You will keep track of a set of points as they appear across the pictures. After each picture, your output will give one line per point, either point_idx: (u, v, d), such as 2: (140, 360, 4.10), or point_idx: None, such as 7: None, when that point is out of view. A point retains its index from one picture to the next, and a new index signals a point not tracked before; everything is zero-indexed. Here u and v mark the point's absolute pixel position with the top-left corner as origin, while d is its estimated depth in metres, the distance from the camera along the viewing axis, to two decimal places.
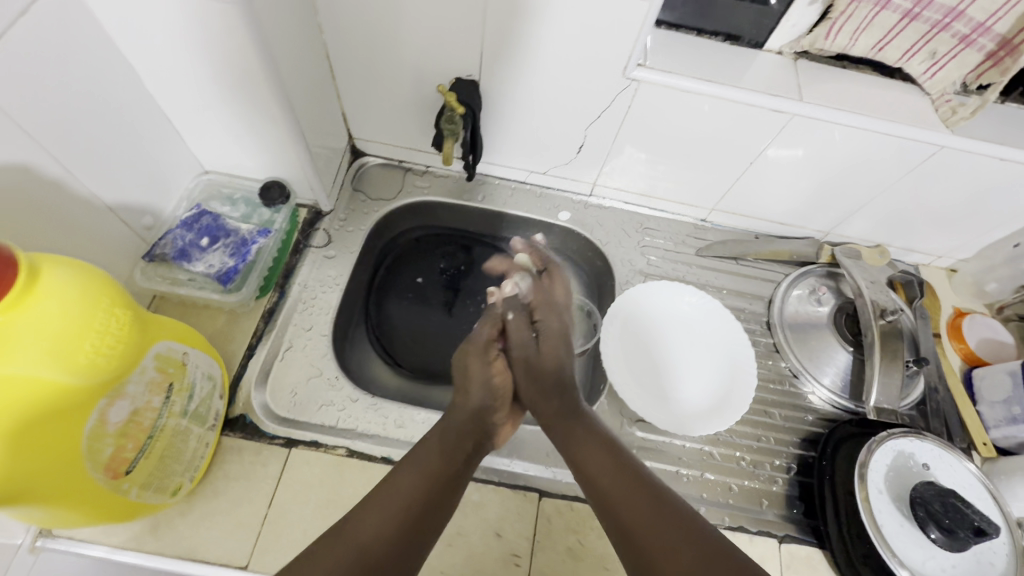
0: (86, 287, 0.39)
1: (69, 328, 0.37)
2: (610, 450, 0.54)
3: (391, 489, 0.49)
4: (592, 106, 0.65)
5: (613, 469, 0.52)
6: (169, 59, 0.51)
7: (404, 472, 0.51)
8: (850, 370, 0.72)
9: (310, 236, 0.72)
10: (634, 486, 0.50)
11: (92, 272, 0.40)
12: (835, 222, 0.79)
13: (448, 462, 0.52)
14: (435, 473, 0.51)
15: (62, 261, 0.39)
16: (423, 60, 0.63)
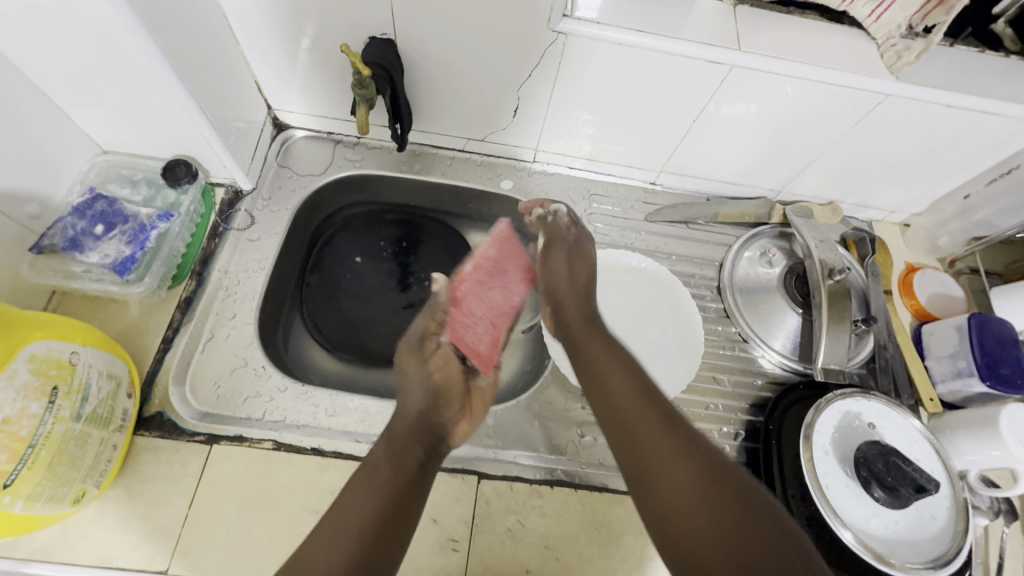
0: None
1: None
2: (644, 392, 0.53)
3: (344, 510, 0.44)
4: (522, 63, 0.60)
5: (641, 417, 0.50)
6: (25, 25, 0.44)
7: (368, 474, 0.47)
8: (800, 331, 0.70)
9: (230, 218, 0.67)
10: (661, 431, 0.49)
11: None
12: (786, 180, 0.76)
13: (398, 470, 0.48)
14: (384, 489, 0.46)
15: None
16: (332, 19, 0.57)
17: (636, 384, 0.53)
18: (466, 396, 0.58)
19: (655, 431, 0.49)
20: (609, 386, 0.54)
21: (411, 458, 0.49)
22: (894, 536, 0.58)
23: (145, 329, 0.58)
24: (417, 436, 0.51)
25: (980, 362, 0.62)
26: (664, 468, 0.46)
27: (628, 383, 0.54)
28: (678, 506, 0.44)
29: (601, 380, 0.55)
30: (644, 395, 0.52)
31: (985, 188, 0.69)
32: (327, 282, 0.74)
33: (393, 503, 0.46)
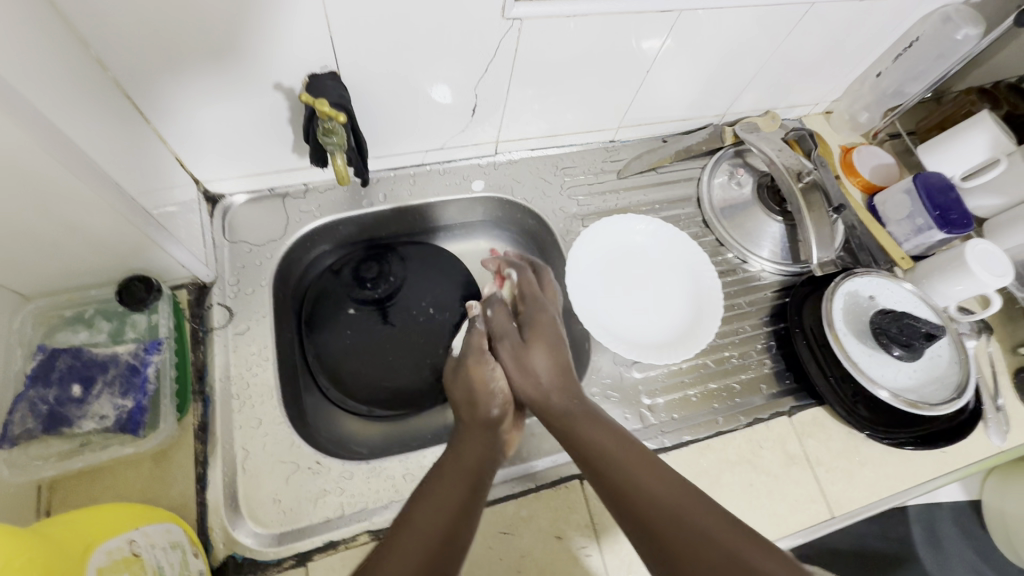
0: None
1: None
2: (624, 447, 0.48)
3: (427, 508, 0.44)
4: (477, 59, 0.57)
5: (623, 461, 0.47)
6: None
7: (437, 489, 0.46)
8: (785, 237, 0.76)
9: (206, 318, 0.58)
10: (635, 462, 0.47)
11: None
12: (729, 102, 0.80)
13: (463, 484, 0.47)
14: (452, 498, 0.45)
15: None
16: (260, 64, 0.50)
17: (622, 444, 0.48)
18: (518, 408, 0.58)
19: (640, 475, 0.45)
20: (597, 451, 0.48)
21: (474, 474, 0.48)
22: (917, 383, 0.65)
23: (172, 477, 0.50)
24: (485, 444, 0.52)
25: (935, 216, 0.71)
26: (659, 505, 0.43)
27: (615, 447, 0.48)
28: (671, 517, 0.41)
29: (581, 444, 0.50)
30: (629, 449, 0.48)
31: (894, 63, 0.77)
32: (330, 347, 0.68)
33: (461, 516, 0.44)
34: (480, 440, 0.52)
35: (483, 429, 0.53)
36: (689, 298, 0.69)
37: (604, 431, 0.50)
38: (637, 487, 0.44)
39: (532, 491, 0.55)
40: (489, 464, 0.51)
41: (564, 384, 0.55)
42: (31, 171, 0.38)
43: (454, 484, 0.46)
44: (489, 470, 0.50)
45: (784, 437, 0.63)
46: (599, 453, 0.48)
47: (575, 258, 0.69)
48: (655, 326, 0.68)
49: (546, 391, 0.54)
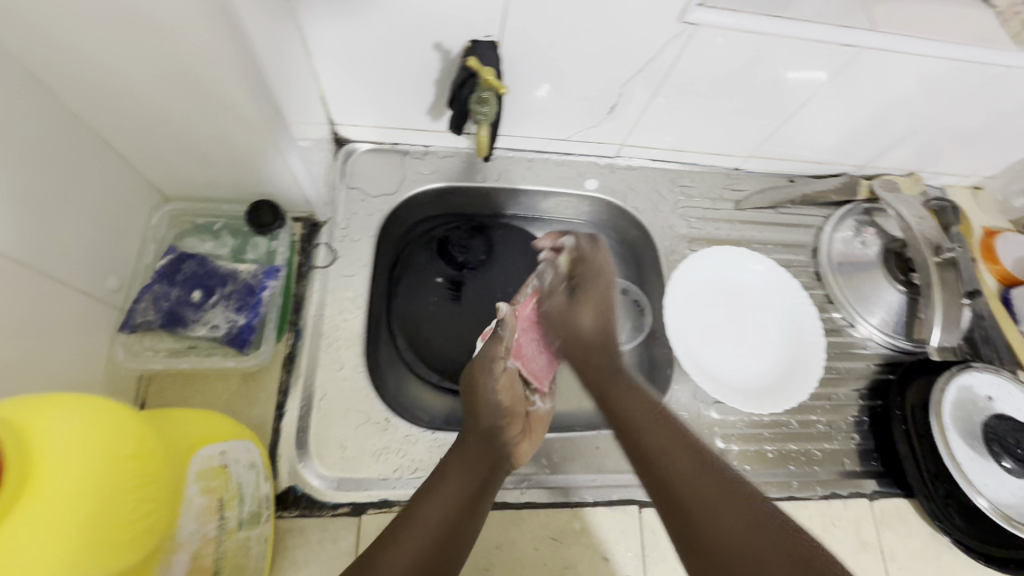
0: (106, 433, 0.27)
1: (111, 502, 0.26)
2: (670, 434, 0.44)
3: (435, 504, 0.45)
4: (635, 59, 0.55)
5: (651, 426, 0.45)
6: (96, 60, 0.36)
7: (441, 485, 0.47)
8: (904, 310, 0.70)
9: (312, 255, 0.60)
10: (667, 435, 0.44)
11: (95, 407, 0.28)
12: (873, 155, 0.74)
13: (465, 486, 0.47)
14: (457, 499, 0.46)
15: (64, 400, 0.27)
16: (429, 20, 0.50)
17: (652, 410, 0.46)
18: (527, 419, 0.56)
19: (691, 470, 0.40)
20: (631, 418, 0.46)
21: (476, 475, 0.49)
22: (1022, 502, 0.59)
23: (256, 398, 0.52)
24: (489, 451, 0.51)
25: None
26: (690, 493, 0.39)
27: (652, 418, 0.45)
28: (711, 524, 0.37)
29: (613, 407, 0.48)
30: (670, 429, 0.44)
31: None
32: (414, 310, 0.68)
33: (463, 518, 0.45)
34: (484, 443, 0.51)
35: (484, 436, 0.52)
36: (789, 350, 0.65)
37: (642, 395, 0.48)
38: (661, 457, 0.42)
39: (588, 505, 0.53)
40: (495, 470, 0.51)
41: (606, 334, 0.53)
42: (221, 83, 0.39)
43: (458, 492, 0.46)
44: (495, 475, 0.50)
45: (859, 521, 0.59)
46: (631, 416, 0.46)
47: (676, 281, 0.67)
48: (745, 370, 0.64)
49: (586, 346, 0.53)
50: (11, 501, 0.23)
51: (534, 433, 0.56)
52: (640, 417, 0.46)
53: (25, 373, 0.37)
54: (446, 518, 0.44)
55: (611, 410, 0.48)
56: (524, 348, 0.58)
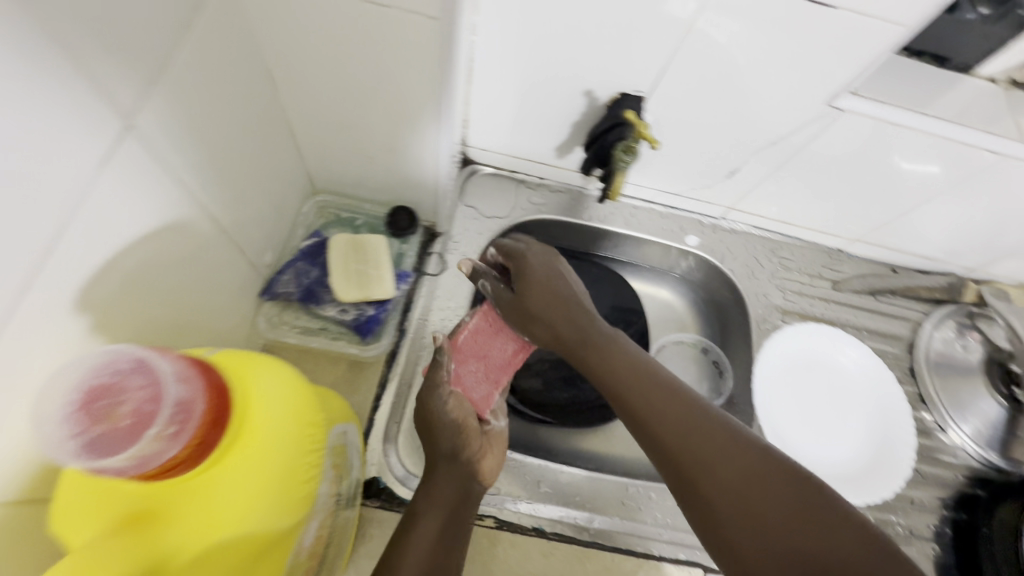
0: (290, 398, 0.34)
1: (283, 458, 0.32)
2: (673, 393, 0.43)
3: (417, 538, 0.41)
4: (771, 132, 0.57)
5: (644, 406, 0.43)
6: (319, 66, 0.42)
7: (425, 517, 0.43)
8: (1001, 424, 0.67)
9: (424, 262, 0.63)
10: (684, 418, 0.41)
11: (295, 385, 0.35)
12: (987, 261, 0.72)
13: (447, 520, 0.44)
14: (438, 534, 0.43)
15: (270, 364, 0.35)
16: (588, 69, 0.53)
17: (675, 398, 0.43)
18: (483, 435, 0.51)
19: (683, 426, 0.41)
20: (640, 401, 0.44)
21: (454, 508, 0.45)
22: None
23: (359, 386, 0.55)
24: (457, 478, 0.47)
25: None
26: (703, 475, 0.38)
27: (673, 405, 0.42)
28: (712, 478, 0.38)
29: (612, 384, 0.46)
30: (680, 398, 0.43)
31: None
32: None
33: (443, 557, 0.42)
34: (452, 476, 0.47)
35: (448, 457, 0.48)
36: (875, 441, 0.63)
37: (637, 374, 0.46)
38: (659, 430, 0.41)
39: (654, 558, 0.53)
40: (467, 503, 0.47)
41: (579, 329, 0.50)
42: (412, 101, 0.44)
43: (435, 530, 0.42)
44: (466, 509, 0.46)
45: None
46: (635, 399, 0.44)
47: (768, 349, 0.67)
48: (826, 453, 0.63)
49: (553, 328, 0.51)
50: (231, 442, 0.30)
51: (496, 457, 0.51)
52: (643, 400, 0.43)
53: (196, 325, 0.42)
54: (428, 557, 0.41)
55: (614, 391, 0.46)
56: (465, 378, 0.54)
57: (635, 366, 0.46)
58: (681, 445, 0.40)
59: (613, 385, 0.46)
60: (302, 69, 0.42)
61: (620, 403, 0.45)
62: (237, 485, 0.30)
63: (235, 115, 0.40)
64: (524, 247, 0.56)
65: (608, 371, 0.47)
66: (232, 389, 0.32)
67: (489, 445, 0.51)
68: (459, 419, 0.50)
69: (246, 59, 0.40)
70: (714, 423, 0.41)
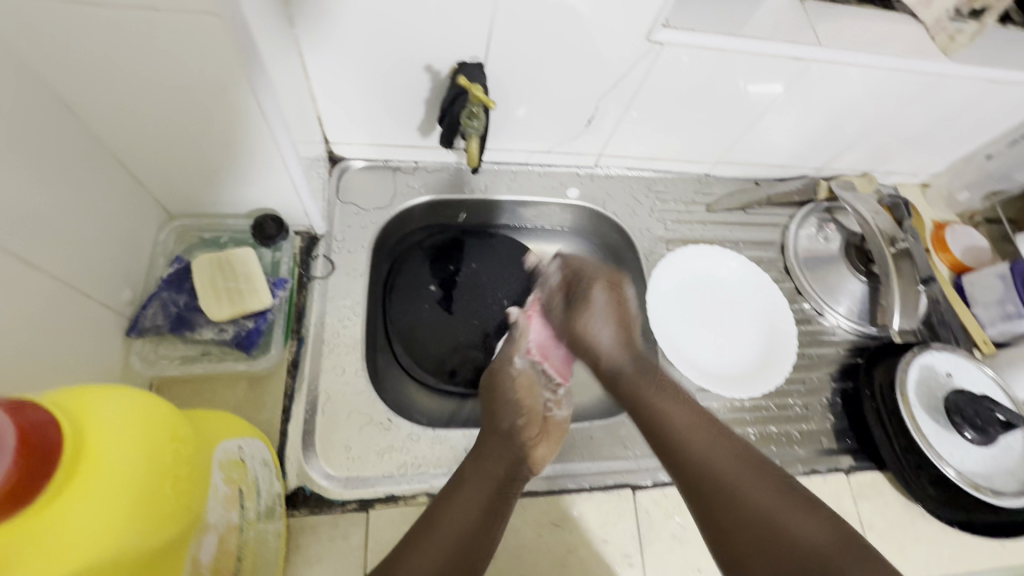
0: (142, 416, 0.31)
1: (146, 477, 0.29)
2: (694, 412, 0.53)
3: (454, 512, 0.48)
4: (608, 75, 0.60)
5: (687, 433, 0.51)
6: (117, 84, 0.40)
7: (462, 493, 0.50)
8: (866, 298, 0.75)
9: (311, 267, 0.63)
10: (722, 448, 0.49)
11: (136, 404, 0.31)
12: (829, 158, 0.80)
13: (487, 496, 0.50)
14: (473, 515, 0.48)
15: (109, 388, 0.31)
16: (419, 44, 0.54)
17: (696, 423, 0.52)
18: (545, 420, 0.60)
19: (702, 439, 0.50)
20: (674, 435, 0.51)
21: (495, 483, 0.51)
22: (987, 470, 0.63)
23: (263, 402, 0.54)
24: (507, 454, 0.54)
25: None
26: (733, 492, 0.46)
27: (701, 434, 0.50)
28: (727, 483, 0.46)
29: (648, 408, 0.54)
30: (698, 416, 0.52)
31: (1007, 148, 0.76)
32: (409, 318, 0.71)
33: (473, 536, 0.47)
34: (501, 455, 0.54)
35: (502, 437, 0.56)
36: (763, 338, 0.70)
37: (677, 404, 0.54)
38: (695, 460, 0.49)
39: (585, 491, 0.56)
40: (512, 475, 0.53)
41: (627, 351, 0.59)
42: (234, 105, 0.43)
43: (474, 502, 0.49)
44: (514, 481, 0.53)
45: (838, 495, 0.63)
46: (673, 426, 0.52)
47: (657, 279, 0.72)
48: (723, 359, 0.69)
49: (603, 352, 0.59)
50: (69, 478, 0.27)
51: (551, 445, 0.58)
52: (681, 428, 0.51)
53: (44, 377, 0.39)
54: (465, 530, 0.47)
55: (654, 424, 0.53)
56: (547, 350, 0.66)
57: (669, 387, 0.56)
58: (698, 453, 0.49)
59: (635, 398, 0.56)
60: (103, 92, 0.40)
61: (657, 435, 0.52)
62: (94, 519, 0.27)
63: (31, 152, 0.38)
64: (577, 261, 0.65)
65: (637, 389, 0.56)
66: (64, 420, 0.27)
67: (546, 433, 0.58)
68: (527, 420, 0.58)
69: (29, 91, 0.38)
70: (744, 457, 0.48)
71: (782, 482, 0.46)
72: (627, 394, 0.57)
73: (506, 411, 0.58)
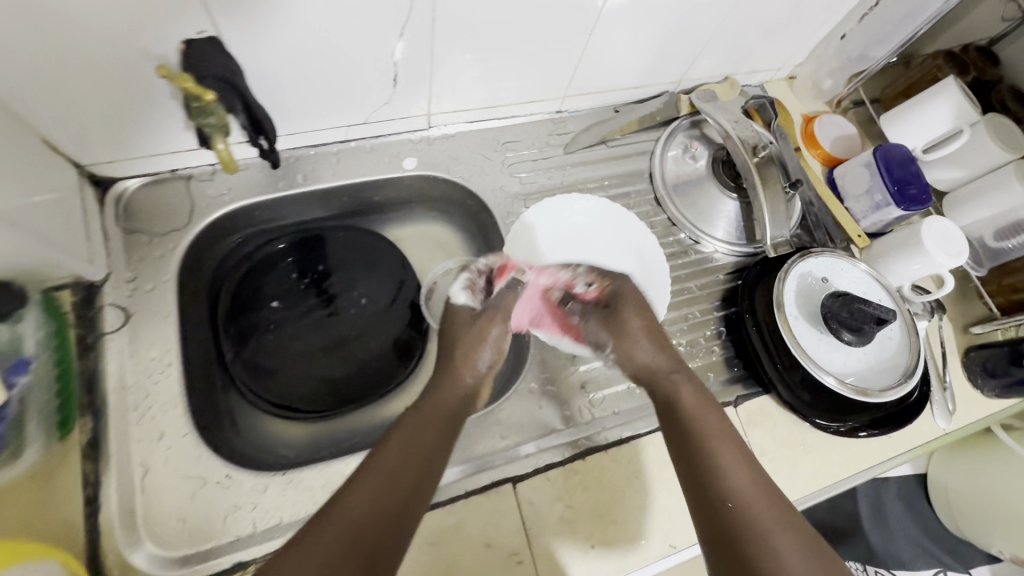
0: None
1: None
2: (736, 448, 0.50)
3: (393, 456, 0.45)
4: (389, 23, 0.50)
5: (715, 442, 0.50)
6: None
7: (404, 444, 0.46)
8: (740, 215, 0.72)
9: (95, 323, 0.52)
10: (742, 467, 0.48)
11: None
12: (684, 67, 0.73)
13: (424, 453, 0.46)
14: (406, 468, 0.45)
15: None
16: (117, 28, 0.42)
17: (725, 434, 0.51)
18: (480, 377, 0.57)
19: (739, 474, 0.47)
20: (700, 434, 0.51)
21: (434, 437, 0.48)
22: (867, 368, 0.63)
23: (57, 502, 0.45)
24: (444, 407, 0.52)
25: (893, 191, 0.68)
26: (757, 524, 0.44)
27: (719, 430, 0.51)
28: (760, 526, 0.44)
29: (679, 415, 0.53)
30: (742, 459, 0.49)
31: (859, 24, 0.71)
32: (254, 345, 0.63)
33: (400, 493, 0.43)
34: (456, 394, 0.54)
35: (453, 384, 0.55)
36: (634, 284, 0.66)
37: (714, 415, 0.52)
38: (718, 467, 0.48)
39: (461, 498, 0.52)
40: (455, 429, 0.51)
41: (673, 365, 0.57)
42: None
43: (405, 454, 0.45)
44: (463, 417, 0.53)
45: None
46: (699, 434, 0.51)
47: (513, 246, 0.65)
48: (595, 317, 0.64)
49: (648, 363, 0.58)
50: None
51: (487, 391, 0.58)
52: (705, 428, 0.51)
53: None
54: (397, 492, 0.43)
55: (677, 415, 0.53)
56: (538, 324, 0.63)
57: (722, 422, 0.52)
58: (732, 482, 0.47)
59: (686, 423, 0.52)
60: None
61: (677, 435, 0.52)
62: None
63: None
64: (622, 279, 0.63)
65: (692, 409, 0.53)
66: None
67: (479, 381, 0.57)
68: (487, 367, 0.58)
69: None
70: (764, 480, 0.47)
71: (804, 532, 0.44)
72: (679, 413, 0.53)
73: (484, 348, 0.58)
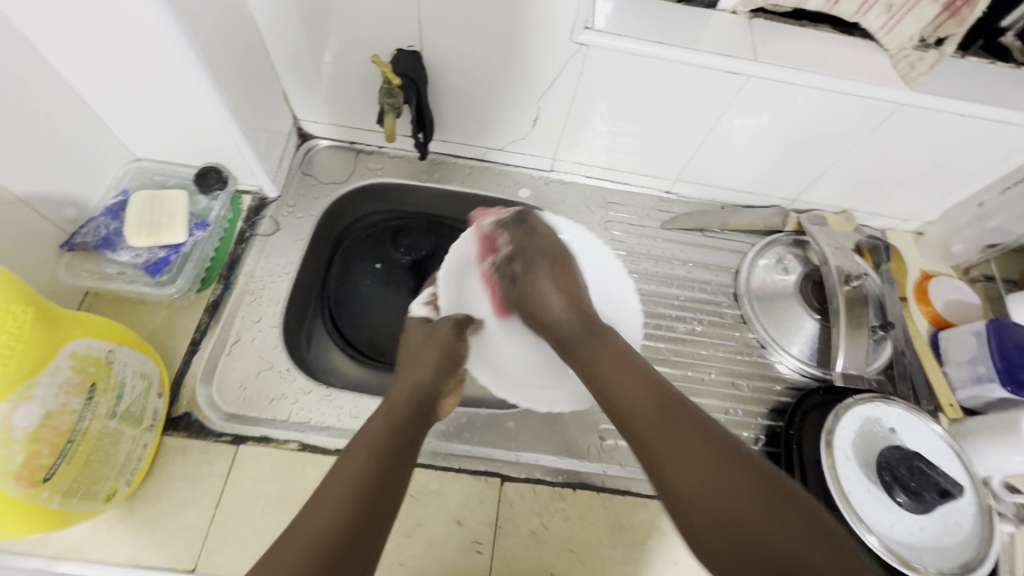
0: None
1: None
2: (649, 388, 0.46)
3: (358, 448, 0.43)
4: (543, 75, 0.63)
5: (644, 420, 0.44)
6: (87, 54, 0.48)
7: (362, 435, 0.45)
8: (817, 337, 0.71)
9: (256, 224, 0.68)
10: (692, 456, 0.40)
11: None
12: (800, 188, 0.77)
13: (393, 438, 0.45)
14: (374, 454, 0.43)
15: None
16: (359, 31, 0.60)
17: (652, 403, 0.45)
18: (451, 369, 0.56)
19: (675, 443, 0.42)
20: (629, 415, 0.45)
21: (403, 426, 0.47)
22: (919, 542, 0.56)
23: (174, 332, 0.60)
24: (416, 395, 0.51)
25: (1000, 367, 0.63)
26: (721, 510, 0.37)
27: (646, 402, 0.45)
28: (726, 518, 0.37)
29: (611, 404, 0.47)
30: (687, 432, 0.42)
31: (999, 196, 0.70)
32: (350, 290, 0.76)
33: (372, 479, 0.41)
34: (415, 392, 0.51)
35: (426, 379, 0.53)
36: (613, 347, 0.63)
37: (627, 379, 0.47)
38: (661, 457, 0.42)
39: (451, 471, 0.56)
40: (424, 412, 0.50)
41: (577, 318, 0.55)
42: (179, 75, 0.50)
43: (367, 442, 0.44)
44: (424, 417, 0.50)
45: None
46: (632, 416, 0.45)
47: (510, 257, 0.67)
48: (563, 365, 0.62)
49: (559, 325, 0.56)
50: None
51: (445, 399, 0.55)
52: (622, 403, 0.46)
53: None
54: (368, 472, 0.41)
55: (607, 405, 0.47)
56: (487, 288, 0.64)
57: (640, 378, 0.47)
58: (684, 479, 0.40)
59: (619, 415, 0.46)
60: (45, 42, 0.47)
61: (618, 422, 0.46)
62: None
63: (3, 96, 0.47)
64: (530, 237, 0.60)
65: (613, 391, 0.47)
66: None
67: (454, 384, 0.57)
68: (451, 358, 0.56)
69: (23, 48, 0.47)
70: (704, 446, 0.41)
71: (781, 487, 0.38)
72: (610, 396, 0.47)
73: (442, 355, 0.55)
